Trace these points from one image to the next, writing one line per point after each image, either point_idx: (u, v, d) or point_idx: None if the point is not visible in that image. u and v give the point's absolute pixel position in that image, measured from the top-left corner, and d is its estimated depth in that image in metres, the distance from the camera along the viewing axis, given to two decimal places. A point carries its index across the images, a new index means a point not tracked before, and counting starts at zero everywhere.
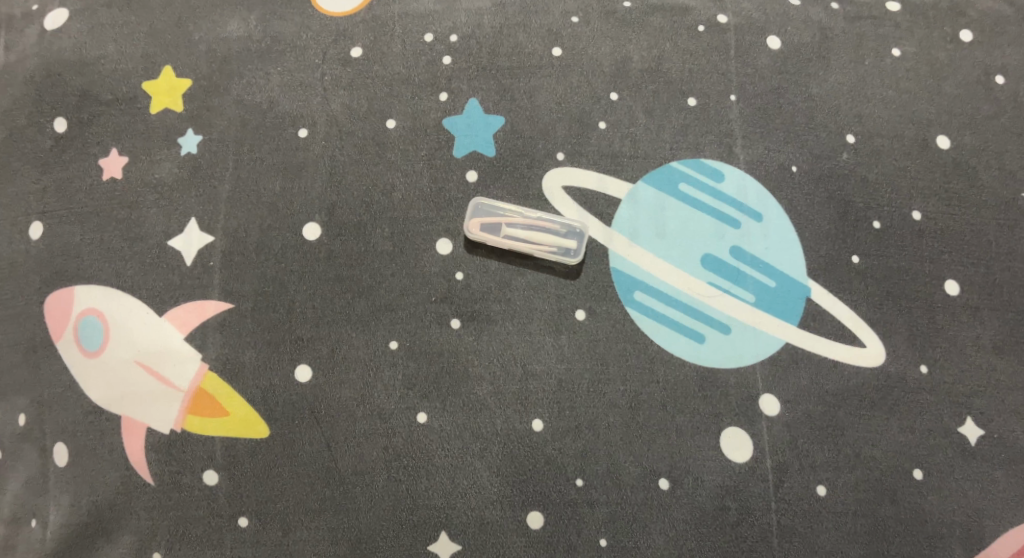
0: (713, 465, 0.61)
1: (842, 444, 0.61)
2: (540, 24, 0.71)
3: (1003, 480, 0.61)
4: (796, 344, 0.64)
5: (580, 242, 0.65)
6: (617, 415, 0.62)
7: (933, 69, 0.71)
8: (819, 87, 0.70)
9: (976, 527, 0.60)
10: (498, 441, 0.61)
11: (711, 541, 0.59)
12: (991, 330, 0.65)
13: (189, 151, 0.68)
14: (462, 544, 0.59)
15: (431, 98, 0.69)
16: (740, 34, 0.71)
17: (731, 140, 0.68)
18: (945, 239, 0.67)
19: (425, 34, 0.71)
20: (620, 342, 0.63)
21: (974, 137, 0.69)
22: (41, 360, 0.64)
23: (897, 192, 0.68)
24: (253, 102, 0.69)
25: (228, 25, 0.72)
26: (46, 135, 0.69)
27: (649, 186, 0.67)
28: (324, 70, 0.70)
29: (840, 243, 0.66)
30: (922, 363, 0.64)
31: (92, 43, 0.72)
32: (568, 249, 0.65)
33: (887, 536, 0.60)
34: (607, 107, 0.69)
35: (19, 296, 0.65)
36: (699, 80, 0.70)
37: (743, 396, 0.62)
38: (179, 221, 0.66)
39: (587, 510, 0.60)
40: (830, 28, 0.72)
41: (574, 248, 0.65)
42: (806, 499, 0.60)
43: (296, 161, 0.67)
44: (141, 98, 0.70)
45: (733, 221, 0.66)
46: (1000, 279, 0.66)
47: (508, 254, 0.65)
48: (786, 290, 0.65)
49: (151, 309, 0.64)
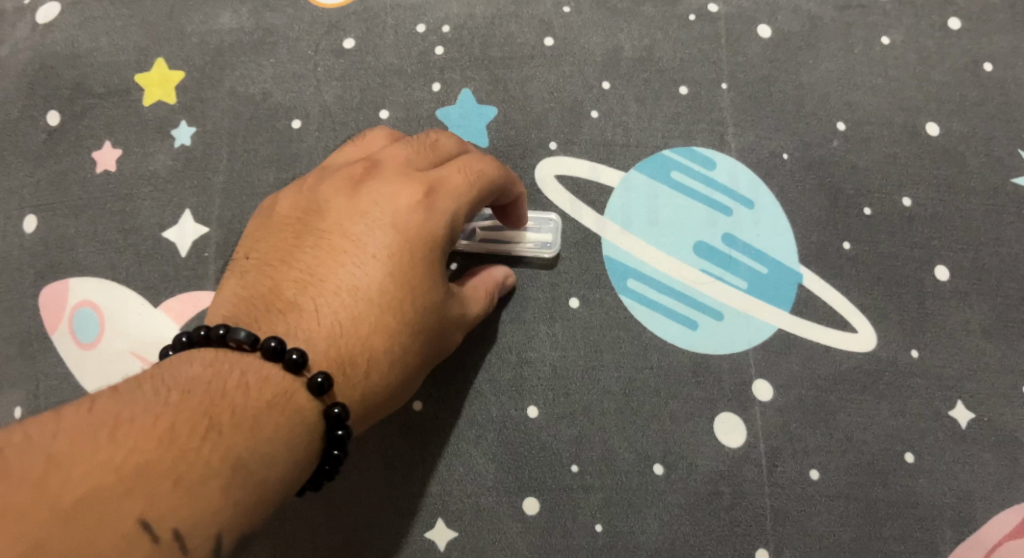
0: (707, 450, 0.61)
1: (834, 428, 0.62)
2: (532, 14, 0.72)
3: (994, 463, 0.62)
4: (788, 330, 0.64)
5: (554, 235, 0.65)
6: (611, 401, 0.62)
7: (921, 57, 0.72)
8: (809, 75, 0.71)
9: (967, 510, 0.61)
10: (494, 428, 0.62)
11: (706, 525, 0.60)
12: (981, 314, 0.65)
13: (183, 143, 0.68)
14: (458, 530, 0.59)
15: (424, 89, 0.69)
16: (730, 23, 0.72)
17: (722, 129, 0.69)
18: (935, 225, 0.67)
19: (417, 25, 0.71)
20: (613, 329, 0.64)
21: (962, 124, 0.70)
22: (36, 353, 0.64)
23: (887, 179, 0.68)
24: (246, 94, 0.69)
25: (220, 17, 0.72)
26: (39, 128, 0.69)
27: (641, 174, 0.68)
28: (317, 61, 0.70)
29: (831, 229, 0.67)
30: (912, 348, 0.64)
31: (84, 36, 0.72)
32: (543, 243, 0.65)
33: (879, 519, 0.60)
34: (599, 96, 0.69)
35: (13, 290, 0.65)
36: (690, 69, 0.70)
37: (736, 381, 0.63)
38: (174, 213, 0.66)
39: (583, 496, 0.60)
40: (820, 17, 0.73)
41: (550, 241, 0.65)
42: (799, 483, 0.61)
43: (289, 153, 0.67)
44: (133, 91, 0.70)
45: (725, 208, 0.67)
46: (989, 263, 0.66)
47: (485, 256, 0.66)
48: (778, 277, 0.65)
49: (146, 300, 0.64)
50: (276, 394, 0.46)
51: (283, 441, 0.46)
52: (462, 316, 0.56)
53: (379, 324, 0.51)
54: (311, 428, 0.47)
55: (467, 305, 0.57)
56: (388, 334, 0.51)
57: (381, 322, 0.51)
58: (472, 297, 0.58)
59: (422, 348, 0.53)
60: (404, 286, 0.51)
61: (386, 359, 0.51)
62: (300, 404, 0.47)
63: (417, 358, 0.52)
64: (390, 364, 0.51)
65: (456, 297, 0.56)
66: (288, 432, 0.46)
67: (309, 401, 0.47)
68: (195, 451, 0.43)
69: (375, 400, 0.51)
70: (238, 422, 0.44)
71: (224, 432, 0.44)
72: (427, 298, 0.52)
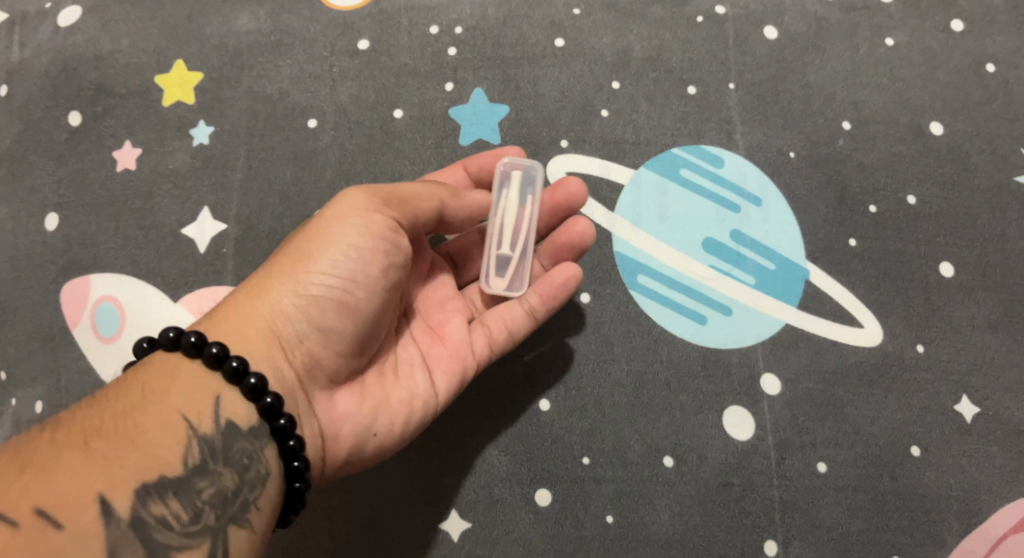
0: (717, 443, 0.62)
1: (842, 421, 0.63)
2: (543, 16, 0.73)
3: (1000, 455, 0.63)
4: (796, 325, 0.65)
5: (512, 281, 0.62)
6: (622, 394, 0.63)
7: (926, 57, 0.73)
8: (815, 75, 0.72)
9: (973, 502, 0.62)
10: (507, 420, 0.63)
11: (716, 516, 0.61)
12: (986, 309, 0.66)
13: (201, 142, 0.70)
14: (472, 522, 0.60)
15: (437, 89, 0.71)
16: (738, 24, 0.73)
17: (730, 127, 0.70)
18: (940, 223, 0.68)
19: (430, 27, 0.73)
20: (624, 324, 0.65)
21: (967, 123, 0.71)
22: (57, 347, 0.65)
23: (893, 177, 0.69)
24: (264, 94, 0.71)
25: (238, 19, 0.74)
26: (61, 128, 0.71)
27: (651, 171, 0.69)
28: (333, 62, 0.72)
29: (838, 226, 0.68)
30: (919, 343, 0.65)
31: (106, 38, 0.73)
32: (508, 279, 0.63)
33: (887, 511, 0.61)
34: (609, 96, 0.71)
35: (35, 286, 0.66)
36: (699, 69, 0.72)
37: (746, 375, 0.64)
38: (193, 209, 0.68)
39: (594, 487, 0.61)
40: (826, 18, 0.74)
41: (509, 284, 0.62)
42: (807, 475, 0.62)
43: (306, 151, 0.69)
44: (153, 91, 0.71)
45: (733, 206, 0.68)
46: (993, 260, 0.67)
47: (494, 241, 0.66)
48: (786, 272, 0.67)
49: (166, 295, 0.65)
50: (149, 367, 0.51)
51: (163, 393, 0.49)
52: (340, 237, 0.53)
53: (256, 289, 0.54)
54: (213, 381, 0.50)
55: (346, 220, 0.54)
56: (256, 293, 0.53)
57: (251, 287, 0.54)
58: (350, 207, 0.54)
59: (298, 289, 0.53)
60: (281, 253, 0.55)
61: (266, 309, 0.53)
62: (172, 366, 0.50)
63: (294, 298, 0.53)
64: (276, 317, 0.53)
65: (322, 229, 0.54)
66: (167, 383, 0.49)
67: (188, 363, 0.51)
68: (64, 428, 0.46)
69: (290, 351, 0.53)
70: (109, 395, 0.48)
71: (92, 406, 0.48)
72: (289, 257, 0.54)
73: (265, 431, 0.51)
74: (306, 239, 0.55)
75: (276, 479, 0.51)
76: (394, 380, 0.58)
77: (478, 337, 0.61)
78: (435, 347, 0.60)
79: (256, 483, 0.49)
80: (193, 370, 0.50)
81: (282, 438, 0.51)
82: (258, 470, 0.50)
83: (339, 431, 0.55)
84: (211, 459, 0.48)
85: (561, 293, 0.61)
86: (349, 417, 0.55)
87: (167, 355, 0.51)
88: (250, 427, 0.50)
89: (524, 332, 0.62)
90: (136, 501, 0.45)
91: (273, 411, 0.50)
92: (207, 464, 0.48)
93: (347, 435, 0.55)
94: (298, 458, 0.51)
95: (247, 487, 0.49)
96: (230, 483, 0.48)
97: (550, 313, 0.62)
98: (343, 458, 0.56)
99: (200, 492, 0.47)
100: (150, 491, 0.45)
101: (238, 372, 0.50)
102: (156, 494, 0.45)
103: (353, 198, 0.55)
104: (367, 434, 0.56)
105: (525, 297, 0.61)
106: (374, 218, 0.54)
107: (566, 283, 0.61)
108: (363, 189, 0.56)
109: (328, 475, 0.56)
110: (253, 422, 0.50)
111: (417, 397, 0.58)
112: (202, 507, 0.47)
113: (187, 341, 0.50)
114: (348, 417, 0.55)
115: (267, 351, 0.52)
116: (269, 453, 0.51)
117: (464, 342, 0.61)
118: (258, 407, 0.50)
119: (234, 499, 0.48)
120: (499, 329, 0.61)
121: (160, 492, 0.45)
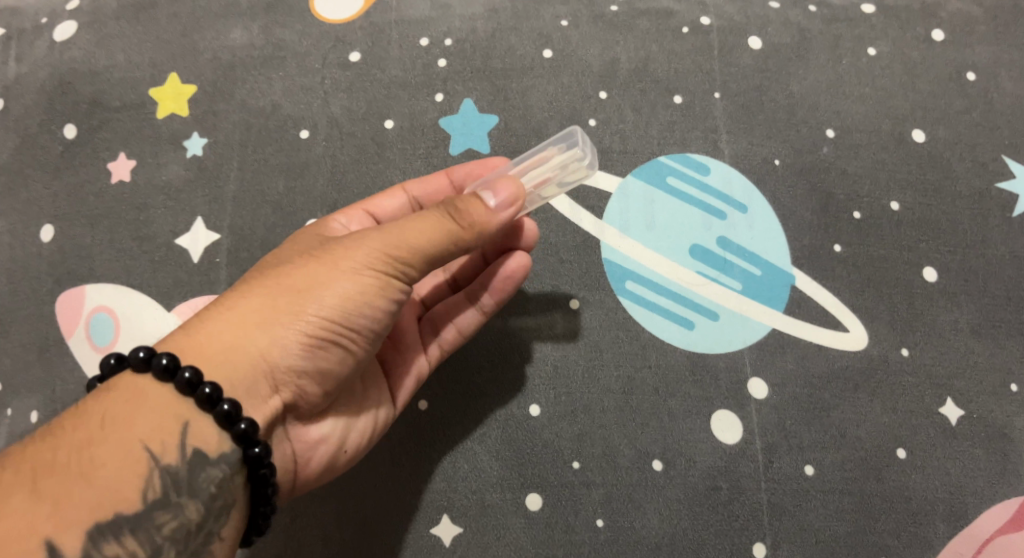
0: (705, 447, 0.63)
1: (829, 425, 0.64)
2: (531, 28, 0.74)
3: (984, 458, 0.64)
4: (783, 329, 0.66)
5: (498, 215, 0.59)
6: (611, 399, 0.64)
7: (907, 67, 0.75)
8: (799, 85, 0.74)
9: (958, 504, 0.63)
10: (497, 425, 0.64)
11: (705, 520, 0.61)
12: (969, 313, 0.67)
13: (195, 154, 0.70)
14: (463, 527, 0.61)
15: (428, 99, 0.72)
16: (722, 36, 0.75)
17: (716, 136, 0.71)
18: (924, 229, 0.70)
19: (421, 39, 0.74)
20: (613, 329, 0.66)
21: (947, 131, 0.73)
22: (52, 357, 0.65)
23: (876, 185, 0.71)
24: (257, 106, 0.72)
25: (231, 33, 0.75)
26: (56, 142, 0.72)
27: (638, 179, 0.70)
28: (325, 74, 0.73)
29: (823, 232, 0.69)
30: (903, 347, 0.66)
31: (101, 53, 0.75)
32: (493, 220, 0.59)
33: (874, 514, 0.62)
34: (596, 106, 0.72)
35: (30, 298, 0.67)
36: (685, 80, 0.73)
37: (733, 380, 0.65)
38: (187, 220, 0.68)
39: (585, 491, 0.62)
40: (809, 29, 0.76)
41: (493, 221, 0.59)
42: (796, 478, 0.63)
43: (298, 162, 0.70)
44: (148, 104, 0.72)
45: (719, 213, 0.69)
46: (975, 266, 0.69)
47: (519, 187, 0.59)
48: (773, 278, 0.68)
49: (160, 305, 0.66)
50: (116, 390, 0.49)
51: (125, 420, 0.48)
52: (355, 287, 0.52)
53: (253, 319, 0.52)
54: (183, 406, 0.49)
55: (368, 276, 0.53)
56: (256, 324, 0.52)
57: (246, 320, 0.52)
58: (370, 263, 0.53)
59: (303, 332, 0.52)
60: (283, 279, 0.53)
61: (271, 347, 0.51)
62: (141, 387, 0.49)
63: (298, 342, 0.52)
64: (273, 353, 0.51)
65: (307, 278, 0.53)
66: (129, 411, 0.48)
67: (157, 383, 0.49)
68: (14, 465, 0.45)
69: (281, 386, 0.52)
70: (68, 422, 0.47)
71: (48, 437, 0.46)
72: (296, 290, 0.52)
73: (236, 456, 0.50)
74: (314, 275, 0.53)
75: (244, 505, 0.51)
76: (363, 402, 0.59)
77: (428, 341, 0.64)
78: (391, 357, 0.62)
79: (220, 513, 0.50)
80: (162, 393, 0.49)
81: (253, 466, 0.51)
82: (225, 499, 0.50)
83: (312, 454, 0.57)
84: (174, 492, 0.48)
85: (509, 284, 0.62)
86: (324, 439, 0.57)
87: (136, 375, 0.49)
88: (219, 453, 0.50)
89: (472, 328, 0.64)
90: (88, 543, 0.44)
91: (250, 437, 0.50)
92: (170, 498, 0.47)
93: (322, 455, 0.57)
94: (271, 485, 0.52)
95: (211, 518, 0.49)
96: (193, 516, 0.48)
97: (499, 304, 0.63)
98: (316, 476, 0.58)
99: (160, 527, 0.47)
100: (102, 532, 0.45)
101: (212, 399, 0.49)
102: (110, 534, 0.45)
103: (375, 249, 0.53)
104: (338, 453, 0.58)
105: (476, 292, 0.63)
106: (392, 272, 0.53)
107: (513, 275, 0.62)
108: (386, 238, 0.53)
109: (298, 490, 0.58)
110: (225, 449, 0.50)
111: (380, 414, 0.60)
112: (161, 543, 0.47)
113: (159, 363, 0.49)
114: (324, 440, 0.57)
115: (259, 384, 0.51)
116: (236, 481, 0.50)
117: (418, 352, 0.63)
118: (232, 433, 0.50)
119: (196, 532, 0.48)
120: (446, 330, 0.64)
121: (115, 532, 0.45)
